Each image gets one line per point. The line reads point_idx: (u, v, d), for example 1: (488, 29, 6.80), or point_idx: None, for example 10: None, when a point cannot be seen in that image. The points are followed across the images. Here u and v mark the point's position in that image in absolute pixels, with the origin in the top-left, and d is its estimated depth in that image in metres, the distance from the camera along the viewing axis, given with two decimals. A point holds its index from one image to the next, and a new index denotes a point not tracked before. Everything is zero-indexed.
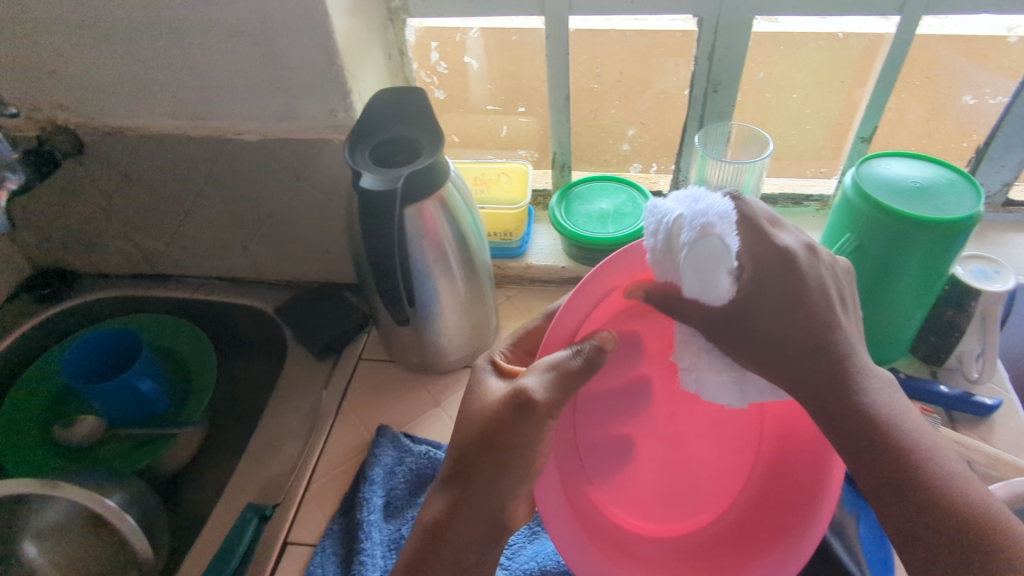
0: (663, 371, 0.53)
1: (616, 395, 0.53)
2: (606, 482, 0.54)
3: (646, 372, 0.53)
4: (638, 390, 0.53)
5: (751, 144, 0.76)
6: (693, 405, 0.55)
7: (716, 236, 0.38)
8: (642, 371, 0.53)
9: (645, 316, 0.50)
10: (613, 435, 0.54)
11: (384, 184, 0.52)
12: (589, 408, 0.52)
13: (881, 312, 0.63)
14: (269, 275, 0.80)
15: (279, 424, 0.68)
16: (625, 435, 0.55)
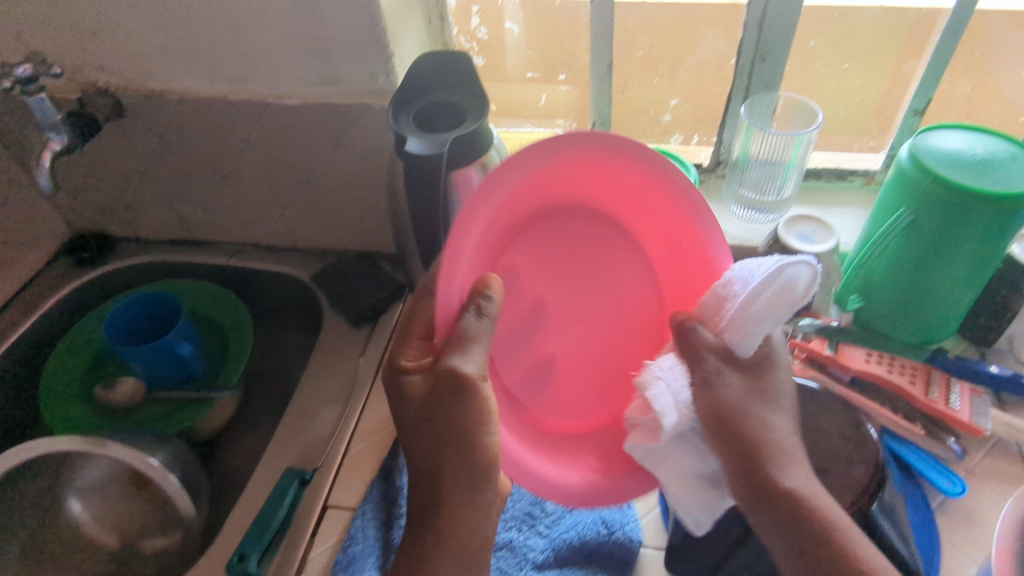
0: (551, 272, 0.52)
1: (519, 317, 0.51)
2: (545, 405, 0.53)
3: (540, 279, 0.52)
4: (537, 304, 0.52)
5: (798, 115, 0.74)
6: (587, 290, 0.53)
7: (798, 296, 0.43)
8: (536, 277, 0.51)
9: (526, 229, 0.48)
10: (531, 358, 0.53)
11: (430, 148, 0.51)
12: (501, 339, 0.51)
13: (933, 290, 0.62)
14: (304, 243, 0.80)
15: (317, 391, 0.69)
16: (542, 352, 0.53)
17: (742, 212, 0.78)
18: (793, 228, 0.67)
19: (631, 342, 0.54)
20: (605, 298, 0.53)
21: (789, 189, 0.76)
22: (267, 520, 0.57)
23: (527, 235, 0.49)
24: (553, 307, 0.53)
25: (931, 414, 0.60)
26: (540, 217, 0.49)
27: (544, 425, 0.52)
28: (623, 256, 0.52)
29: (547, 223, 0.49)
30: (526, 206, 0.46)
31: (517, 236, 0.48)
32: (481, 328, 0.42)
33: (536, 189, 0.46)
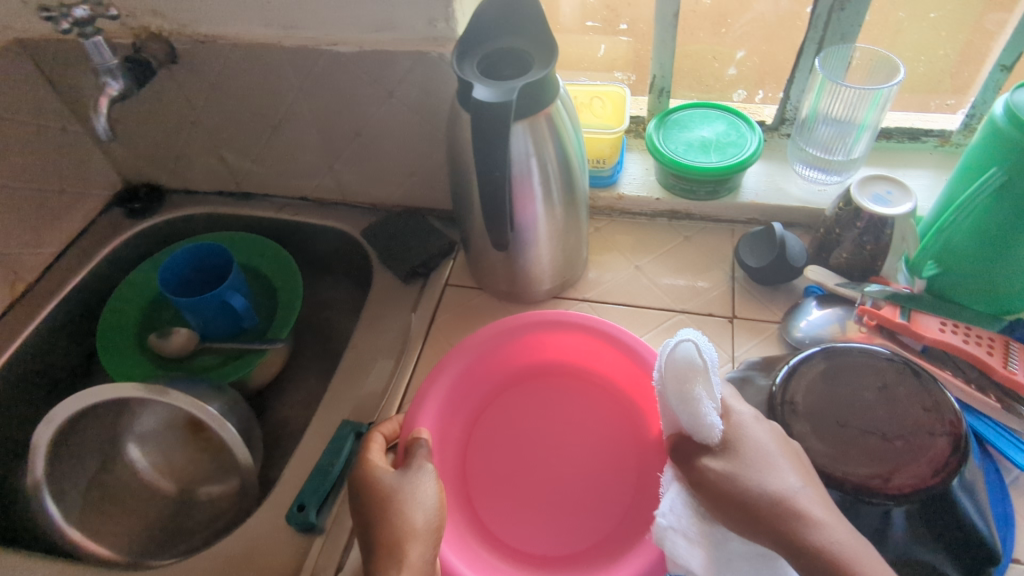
0: (526, 420, 0.61)
1: (497, 434, 0.61)
2: (507, 515, 0.56)
3: (519, 416, 0.62)
4: (511, 435, 0.61)
5: (877, 69, 0.69)
6: (556, 425, 0.61)
7: (685, 367, 0.43)
8: (513, 417, 0.62)
9: (493, 423, 0.61)
10: (503, 471, 0.59)
11: (499, 95, 0.49)
12: (480, 445, 0.60)
13: (1020, 256, 0.58)
14: (354, 197, 0.79)
15: (369, 346, 0.69)
16: (517, 464, 0.59)
17: (807, 172, 0.74)
18: (867, 188, 0.64)
19: (610, 460, 0.58)
20: (577, 427, 0.60)
21: (859, 150, 0.72)
22: (325, 471, 0.58)
23: (510, 394, 0.63)
24: (528, 435, 0.61)
25: (1009, 386, 0.57)
26: (519, 383, 0.63)
27: (525, 552, 0.54)
28: (582, 407, 0.61)
29: (514, 421, 0.61)
30: (491, 374, 0.62)
31: (478, 418, 0.61)
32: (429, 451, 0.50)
33: (493, 366, 0.62)
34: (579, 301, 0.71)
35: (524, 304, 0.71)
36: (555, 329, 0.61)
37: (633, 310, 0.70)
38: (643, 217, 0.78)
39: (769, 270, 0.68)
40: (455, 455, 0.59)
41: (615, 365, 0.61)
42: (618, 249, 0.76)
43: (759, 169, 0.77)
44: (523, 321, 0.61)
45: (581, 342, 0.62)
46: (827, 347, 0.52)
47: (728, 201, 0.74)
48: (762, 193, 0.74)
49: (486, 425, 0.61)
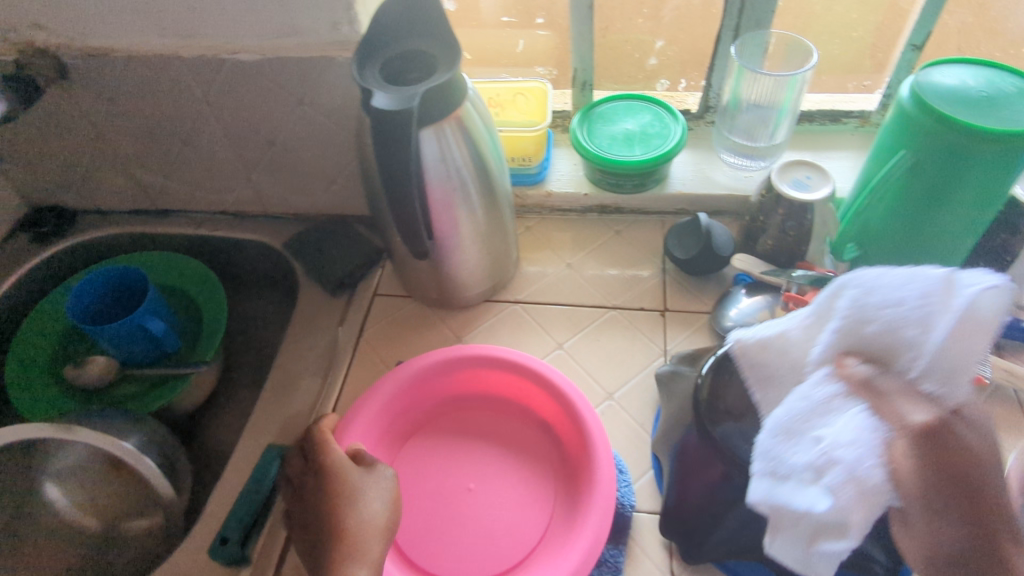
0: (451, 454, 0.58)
1: (420, 471, 0.57)
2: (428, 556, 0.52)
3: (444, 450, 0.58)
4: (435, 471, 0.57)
5: (791, 54, 0.70)
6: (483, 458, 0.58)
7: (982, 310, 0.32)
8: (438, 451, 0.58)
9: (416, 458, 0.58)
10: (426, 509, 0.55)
11: (397, 103, 0.47)
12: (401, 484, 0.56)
13: (934, 235, 0.59)
14: (275, 209, 0.76)
15: (297, 363, 0.67)
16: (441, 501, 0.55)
17: (733, 159, 0.74)
18: (787, 175, 0.64)
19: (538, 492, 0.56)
20: (503, 459, 0.58)
21: (782, 134, 0.73)
22: (250, 499, 0.56)
23: (433, 428, 0.59)
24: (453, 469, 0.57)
25: None
26: (441, 415, 0.60)
27: None
28: (508, 437, 0.59)
29: (432, 468, 0.57)
30: (414, 407, 0.59)
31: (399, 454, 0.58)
32: None
33: (405, 409, 0.59)
34: (512, 303, 0.70)
35: (455, 310, 0.69)
36: (472, 363, 0.59)
37: (566, 309, 0.69)
38: (573, 213, 0.77)
39: (696, 261, 0.67)
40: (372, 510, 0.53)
41: (540, 394, 0.59)
42: (551, 246, 0.75)
43: (685, 158, 0.76)
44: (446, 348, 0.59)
45: (502, 374, 0.59)
46: None
47: (655, 192, 0.74)
48: (690, 182, 0.74)
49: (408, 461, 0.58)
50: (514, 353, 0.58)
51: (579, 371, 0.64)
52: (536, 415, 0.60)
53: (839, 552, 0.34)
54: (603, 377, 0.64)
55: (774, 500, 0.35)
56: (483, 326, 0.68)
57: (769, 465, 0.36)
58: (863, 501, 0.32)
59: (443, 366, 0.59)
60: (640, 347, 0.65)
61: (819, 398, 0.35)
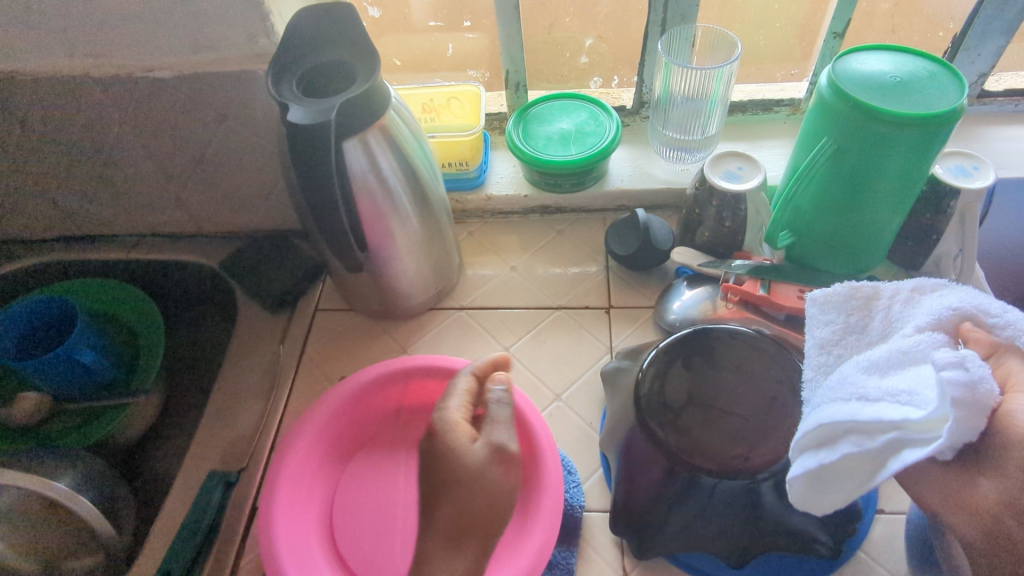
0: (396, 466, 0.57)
1: (364, 484, 0.56)
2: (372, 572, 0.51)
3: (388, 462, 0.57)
4: (380, 484, 0.56)
5: (717, 48, 0.71)
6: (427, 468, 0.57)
7: None
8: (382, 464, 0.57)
9: (360, 472, 0.56)
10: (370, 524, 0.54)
11: (315, 116, 0.46)
12: (345, 498, 0.55)
13: (861, 218, 0.60)
14: (209, 227, 0.74)
15: (239, 385, 0.65)
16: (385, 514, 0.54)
17: (668, 153, 0.75)
18: (719, 167, 0.65)
19: None
20: (448, 468, 0.57)
21: (714, 126, 0.73)
22: (191, 530, 0.54)
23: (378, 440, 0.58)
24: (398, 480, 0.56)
25: None
26: (387, 426, 0.59)
27: None
28: None
29: (380, 485, 0.56)
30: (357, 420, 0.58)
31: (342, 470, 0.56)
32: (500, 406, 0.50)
33: (350, 426, 0.58)
34: (457, 309, 0.70)
35: (400, 320, 0.69)
36: (417, 374, 0.58)
37: (512, 312, 0.69)
38: (515, 214, 0.77)
39: (636, 257, 0.68)
40: (318, 533, 0.52)
41: (482, 401, 0.59)
42: (495, 249, 0.75)
43: (622, 154, 0.77)
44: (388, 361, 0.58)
45: (447, 383, 0.59)
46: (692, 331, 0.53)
47: (594, 190, 0.74)
48: (628, 178, 0.74)
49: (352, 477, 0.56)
50: (458, 361, 0.58)
51: (525, 374, 0.64)
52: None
53: (909, 463, 0.33)
54: (550, 378, 0.63)
55: (859, 415, 0.36)
56: (428, 335, 0.67)
57: (856, 394, 0.38)
58: (964, 407, 0.32)
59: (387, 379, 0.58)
60: (585, 346, 0.65)
61: (920, 341, 0.37)
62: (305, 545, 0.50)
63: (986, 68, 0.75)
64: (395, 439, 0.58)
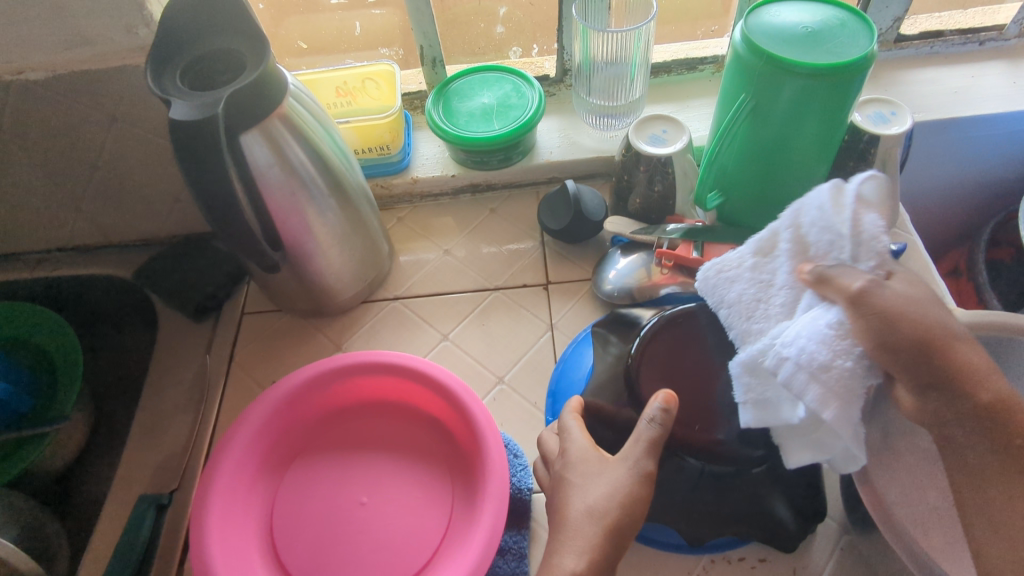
0: (335, 469, 0.55)
1: (303, 494, 0.54)
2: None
3: (326, 468, 0.55)
4: (319, 490, 0.54)
5: (635, 7, 0.69)
6: (368, 470, 0.55)
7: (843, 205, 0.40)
8: (321, 471, 0.55)
9: (298, 481, 0.55)
10: (310, 533, 0.52)
11: (198, 111, 0.42)
12: (285, 509, 0.53)
13: (785, 172, 0.60)
14: (118, 236, 0.69)
15: (165, 402, 0.61)
16: (325, 522, 0.53)
17: (595, 121, 0.73)
18: (644, 131, 0.63)
19: (422, 498, 0.53)
20: (388, 468, 0.55)
21: (638, 90, 0.72)
22: (125, 558, 0.52)
23: (315, 444, 0.56)
24: (338, 485, 0.54)
25: None
26: (323, 430, 0.57)
27: None
28: (393, 444, 0.56)
29: (321, 489, 0.54)
30: (291, 427, 0.56)
31: (279, 480, 0.54)
32: (645, 431, 0.43)
33: (284, 433, 0.55)
34: (391, 299, 0.67)
35: (331, 317, 0.66)
36: (349, 373, 0.55)
37: (448, 297, 0.67)
38: (445, 196, 0.74)
39: (570, 229, 0.66)
40: (258, 547, 0.51)
41: (420, 395, 0.57)
42: (428, 233, 0.72)
43: (549, 126, 0.75)
44: (318, 363, 0.55)
45: (383, 378, 0.56)
46: (656, 321, 0.51)
47: (523, 164, 0.72)
48: (557, 150, 0.72)
49: (290, 486, 0.54)
50: (392, 355, 0.55)
51: (466, 360, 0.62)
52: (425, 412, 0.57)
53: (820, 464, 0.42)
54: (491, 362, 0.62)
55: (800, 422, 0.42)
56: (364, 329, 0.65)
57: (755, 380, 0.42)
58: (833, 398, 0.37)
59: (317, 381, 0.55)
60: (526, 326, 0.64)
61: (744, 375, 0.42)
62: (245, 562, 0.49)
63: (900, 12, 0.76)
64: (334, 443, 0.57)
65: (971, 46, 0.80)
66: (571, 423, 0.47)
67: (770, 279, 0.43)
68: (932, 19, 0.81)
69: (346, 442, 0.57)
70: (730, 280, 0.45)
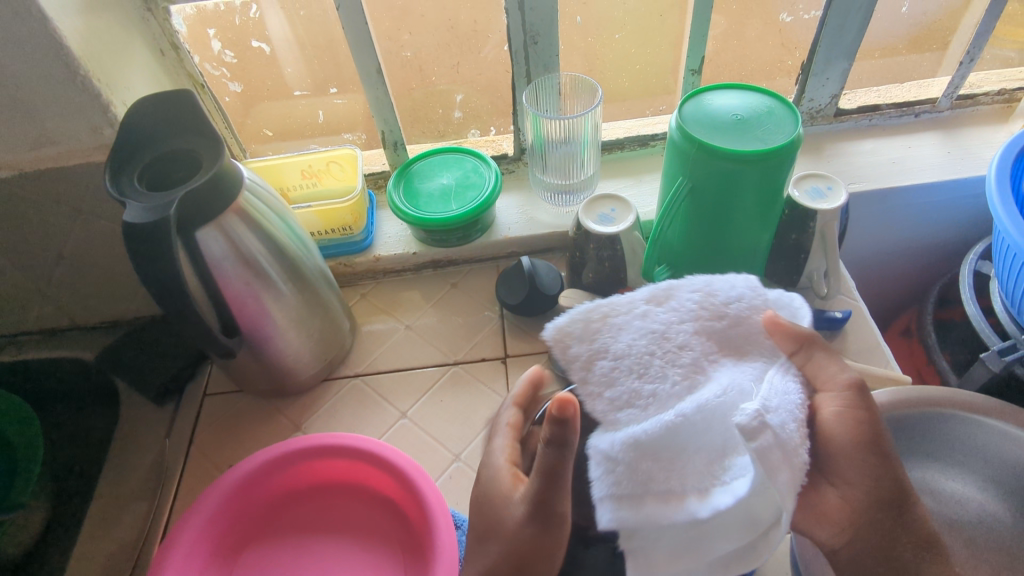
0: (287, 556, 0.55)
1: None
2: None
3: (279, 555, 0.55)
4: None
5: (582, 92, 0.73)
6: (321, 556, 0.55)
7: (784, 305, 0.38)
8: (273, 559, 0.55)
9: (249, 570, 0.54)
10: None
11: (152, 214, 0.45)
12: None
13: (727, 245, 0.63)
14: (83, 319, 0.70)
15: (123, 487, 0.62)
16: None
17: (552, 197, 0.76)
18: (593, 211, 0.66)
19: None
20: (341, 554, 0.55)
21: (591, 168, 0.75)
22: None
23: (269, 531, 0.56)
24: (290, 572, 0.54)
25: None
26: (277, 517, 0.57)
27: None
28: (346, 528, 0.56)
29: None
30: (245, 514, 0.56)
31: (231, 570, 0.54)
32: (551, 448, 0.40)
33: (238, 516, 0.55)
34: (352, 377, 0.68)
35: (291, 396, 0.66)
36: (304, 456, 0.57)
37: (407, 374, 0.68)
38: (408, 272, 0.76)
39: (526, 305, 0.68)
40: None
41: (374, 477, 0.57)
42: (390, 308, 0.74)
43: (507, 202, 0.78)
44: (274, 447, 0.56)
45: (338, 461, 0.57)
46: None
47: (482, 241, 0.74)
48: (515, 226, 0.75)
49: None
50: (349, 438, 0.56)
51: (424, 439, 0.63)
52: (379, 494, 0.58)
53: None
54: (448, 439, 0.62)
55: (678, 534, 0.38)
56: (322, 409, 0.65)
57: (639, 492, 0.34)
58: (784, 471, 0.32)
59: (271, 465, 0.56)
60: (483, 401, 0.65)
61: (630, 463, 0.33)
62: None
63: (837, 89, 0.81)
64: (288, 528, 0.56)
65: (907, 118, 0.85)
66: (497, 443, 0.44)
67: (663, 330, 0.35)
68: (869, 93, 0.86)
69: (300, 526, 0.56)
70: (618, 328, 0.34)
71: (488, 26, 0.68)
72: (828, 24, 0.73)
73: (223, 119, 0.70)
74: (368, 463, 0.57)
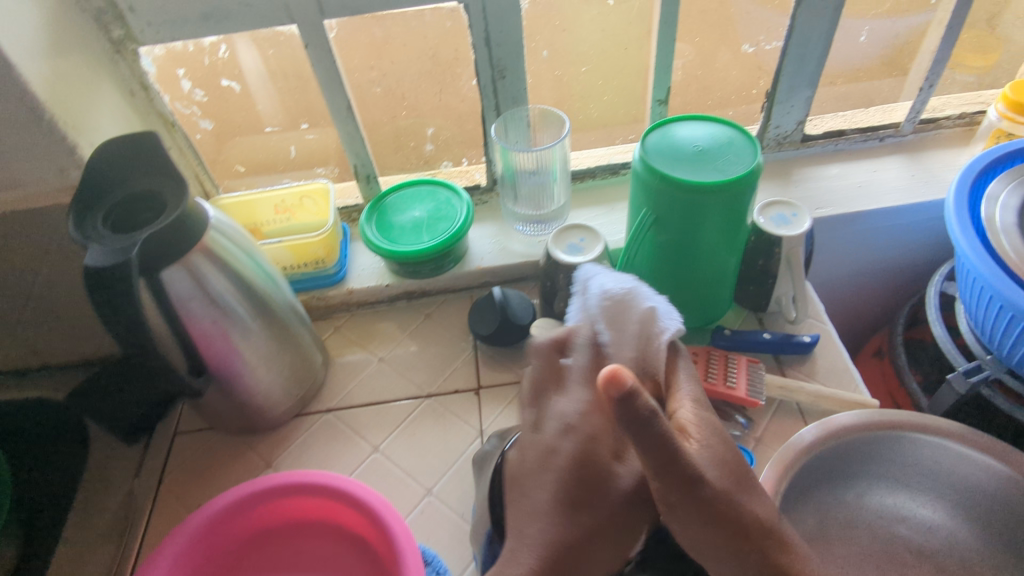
0: None
1: None
2: None
3: None
4: None
5: (550, 124, 0.74)
6: None
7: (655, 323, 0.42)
8: None
9: None
10: None
11: (113, 257, 0.45)
12: None
13: (694, 273, 0.64)
14: (54, 359, 0.70)
15: (91, 530, 0.61)
16: None
17: (524, 227, 0.77)
18: (562, 240, 0.67)
19: None
20: None
21: (561, 197, 0.76)
22: None
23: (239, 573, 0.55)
24: None
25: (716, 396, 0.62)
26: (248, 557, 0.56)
27: None
28: None
29: None
30: (214, 556, 0.55)
31: None
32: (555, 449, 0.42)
33: (207, 558, 0.54)
34: (325, 412, 0.68)
35: (262, 432, 0.66)
36: (274, 494, 0.56)
37: (380, 407, 0.67)
38: (382, 303, 0.76)
39: (499, 335, 0.68)
40: None
41: (345, 515, 0.57)
42: (364, 341, 0.74)
43: (481, 233, 0.79)
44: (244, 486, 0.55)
45: (309, 498, 0.57)
46: None
47: (454, 271, 0.75)
48: (488, 256, 0.76)
49: None
50: (319, 475, 0.56)
51: (397, 473, 0.63)
52: (351, 532, 0.57)
53: None
54: (420, 474, 0.62)
55: None
56: (295, 445, 0.65)
57: None
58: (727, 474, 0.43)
59: (241, 504, 0.55)
60: (455, 433, 0.65)
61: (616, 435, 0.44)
62: None
63: (801, 116, 0.83)
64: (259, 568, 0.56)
65: (872, 143, 0.87)
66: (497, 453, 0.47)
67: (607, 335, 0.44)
68: (837, 118, 0.87)
69: None
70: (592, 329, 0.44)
71: (456, 61, 0.69)
72: (789, 54, 0.75)
73: (194, 156, 0.70)
74: (339, 501, 0.56)
